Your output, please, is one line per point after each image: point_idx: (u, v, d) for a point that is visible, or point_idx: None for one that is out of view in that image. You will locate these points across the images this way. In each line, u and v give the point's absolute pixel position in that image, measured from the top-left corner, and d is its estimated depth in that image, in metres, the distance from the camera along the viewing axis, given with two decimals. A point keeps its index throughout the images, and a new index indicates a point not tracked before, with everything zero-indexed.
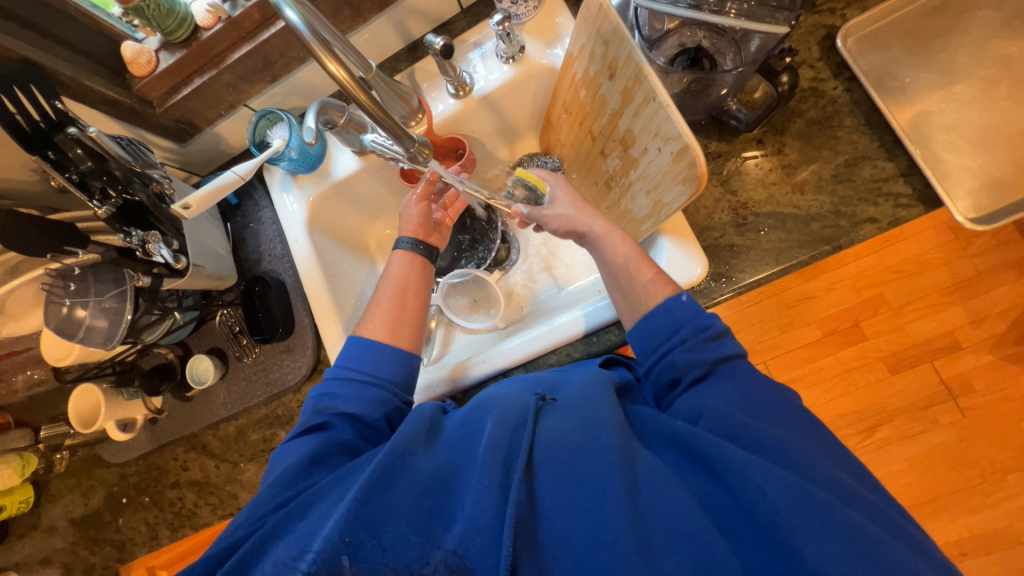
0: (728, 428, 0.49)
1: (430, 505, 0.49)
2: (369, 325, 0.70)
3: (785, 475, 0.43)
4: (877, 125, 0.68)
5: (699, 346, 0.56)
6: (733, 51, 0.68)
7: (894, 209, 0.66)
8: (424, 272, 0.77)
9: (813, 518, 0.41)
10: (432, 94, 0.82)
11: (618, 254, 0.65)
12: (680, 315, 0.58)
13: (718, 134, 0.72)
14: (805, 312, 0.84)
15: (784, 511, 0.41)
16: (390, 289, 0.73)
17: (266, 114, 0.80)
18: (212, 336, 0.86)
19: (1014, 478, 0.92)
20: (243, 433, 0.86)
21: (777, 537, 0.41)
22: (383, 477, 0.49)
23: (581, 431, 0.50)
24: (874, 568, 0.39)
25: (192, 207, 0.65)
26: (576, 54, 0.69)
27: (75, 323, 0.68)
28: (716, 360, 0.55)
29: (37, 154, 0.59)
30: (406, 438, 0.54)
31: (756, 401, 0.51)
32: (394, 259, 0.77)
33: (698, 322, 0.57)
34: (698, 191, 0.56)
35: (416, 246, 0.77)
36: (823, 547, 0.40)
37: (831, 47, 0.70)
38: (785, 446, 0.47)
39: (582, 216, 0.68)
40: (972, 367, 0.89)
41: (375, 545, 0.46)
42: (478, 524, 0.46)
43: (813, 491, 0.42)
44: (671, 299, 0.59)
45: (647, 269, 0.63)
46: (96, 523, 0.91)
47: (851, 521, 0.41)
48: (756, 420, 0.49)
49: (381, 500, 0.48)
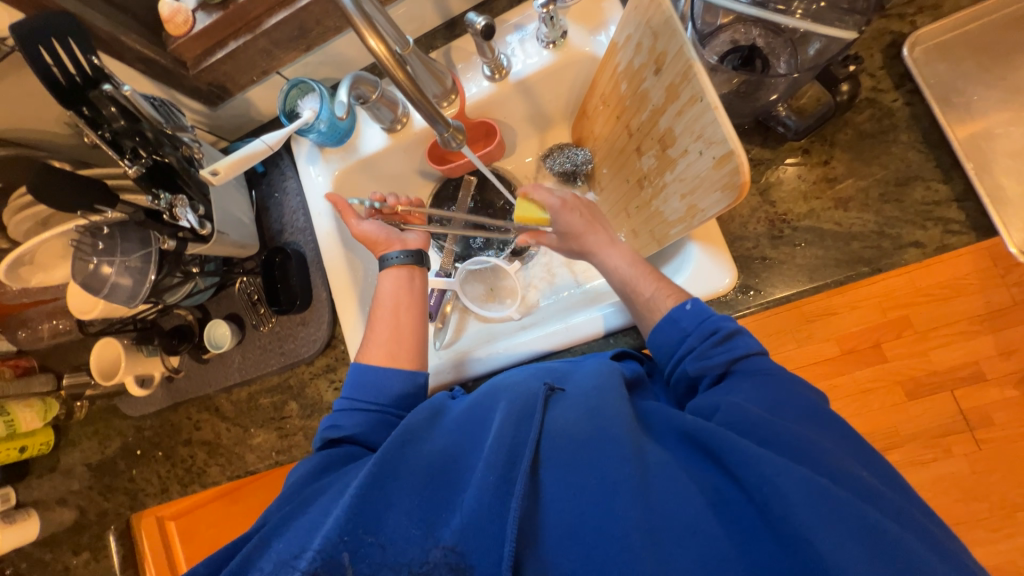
0: (744, 422, 0.47)
1: (432, 498, 0.49)
2: (369, 351, 0.69)
3: (801, 472, 0.41)
4: (935, 143, 0.64)
5: (708, 352, 0.56)
6: (789, 53, 0.64)
7: (943, 234, 0.62)
8: (419, 281, 0.76)
9: (828, 511, 0.39)
10: (467, 75, 0.80)
11: (623, 269, 0.68)
12: (685, 325, 0.58)
13: (761, 140, 0.68)
14: (826, 328, 0.82)
15: (800, 513, 0.39)
16: (383, 312, 0.72)
17: (298, 83, 0.78)
18: (231, 303, 0.87)
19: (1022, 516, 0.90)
20: (255, 399, 0.87)
21: (789, 534, 0.40)
22: (385, 470, 0.50)
23: (589, 424, 0.49)
24: (887, 565, 0.38)
25: (220, 174, 0.65)
26: (621, 44, 0.66)
27: (100, 279, 0.70)
28: (729, 362, 0.54)
29: (71, 110, 0.58)
30: (410, 429, 0.54)
31: (777, 397, 0.50)
32: (384, 277, 0.75)
33: (705, 328, 0.57)
34: (737, 201, 0.53)
35: (404, 259, 0.75)
36: (837, 545, 0.38)
37: (895, 56, 0.66)
38: (798, 437, 0.45)
39: (587, 236, 0.70)
40: (995, 401, 0.86)
41: (375, 543, 0.46)
42: (478, 519, 0.46)
43: (828, 485, 0.41)
44: (676, 309, 0.60)
45: (643, 288, 0.65)
46: (111, 470, 0.94)
47: (866, 517, 0.40)
48: (780, 417, 0.48)
49: (383, 494, 0.49)
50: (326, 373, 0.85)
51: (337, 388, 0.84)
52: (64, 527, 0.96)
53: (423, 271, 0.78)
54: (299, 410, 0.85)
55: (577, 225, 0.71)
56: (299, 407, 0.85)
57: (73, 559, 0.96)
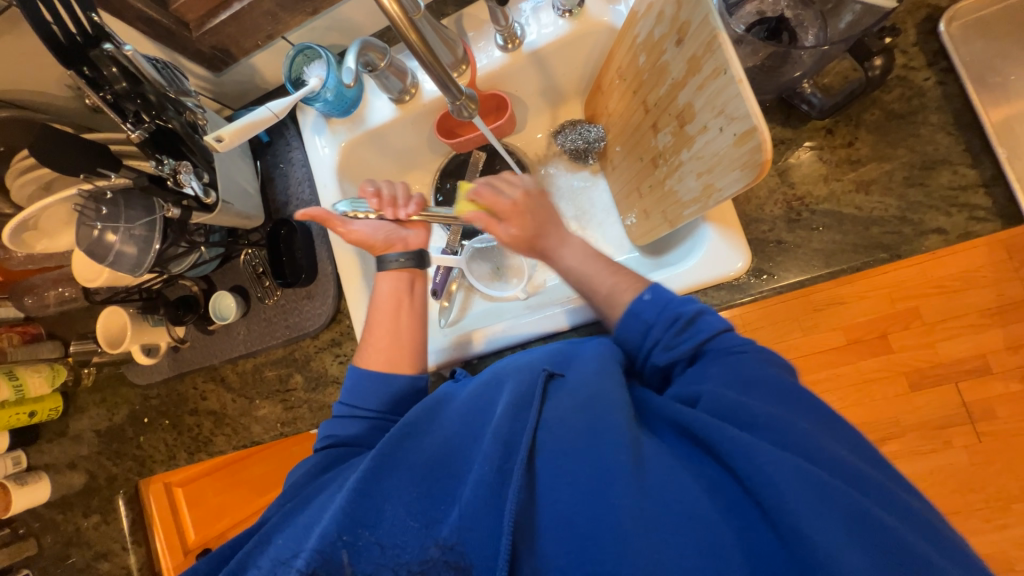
0: (725, 408, 0.47)
1: (431, 491, 0.50)
2: (367, 355, 0.70)
3: (790, 460, 0.41)
4: (965, 126, 0.61)
5: (672, 342, 0.55)
6: (818, 26, 0.62)
7: (967, 221, 0.60)
8: (418, 284, 0.76)
9: (816, 499, 0.39)
10: (478, 44, 0.77)
11: (579, 268, 0.65)
12: (648, 316, 0.57)
13: (783, 118, 0.66)
14: (833, 317, 0.82)
15: (790, 502, 0.39)
16: (383, 317, 0.72)
17: (304, 49, 0.76)
18: (236, 275, 0.87)
19: (1018, 509, 0.90)
20: (260, 371, 0.88)
21: (784, 529, 0.39)
22: (383, 465, 0.51)
23: (585, 414, 0.49)
24: (879, 554, 0.37)
25: (224, 141, 0.63)
26: (641, 13, 0.63)
27: (105, 246, 0.69)
28: (697, 347, 0.54)
29: (72, 69, 0.56)
30: (408, 425, 0.55)
31: (763, 377, 0.49)
32: (383, 279, 0.75)
33: (667, 315, 0.56)
34: (757, 180, 0.51)
35: (404, 261, 0.74)
36: (829, 534, 0.37)
37: (930, 31, 0.63)
38: (782, 423, 0.44)
39: (543, 235, 0.67)
40: (999, 395, 0.85)
41: (371, 540, 0.47)
42: (474, 515, 0.46)
43: (816, 472, 0.40)
44: (635, 302, 0.58)
45: (600, 284, 0.63)
46: (119, 437, 0.96)
47: (853, 504, 0.39)
48: (779, 400, 0.47)
49: (380, 488, 0.50)
50: (331, 347, 0.85)
51: (343, 361, 0.84)
52: (74, 490, 0.99)
53: (424, 275, 0.77)
54: (304, 382, 0.86)
55: (529, 223, 0.66)
56: (304, 379, 0.86)
57: (84, 521, 0.99)
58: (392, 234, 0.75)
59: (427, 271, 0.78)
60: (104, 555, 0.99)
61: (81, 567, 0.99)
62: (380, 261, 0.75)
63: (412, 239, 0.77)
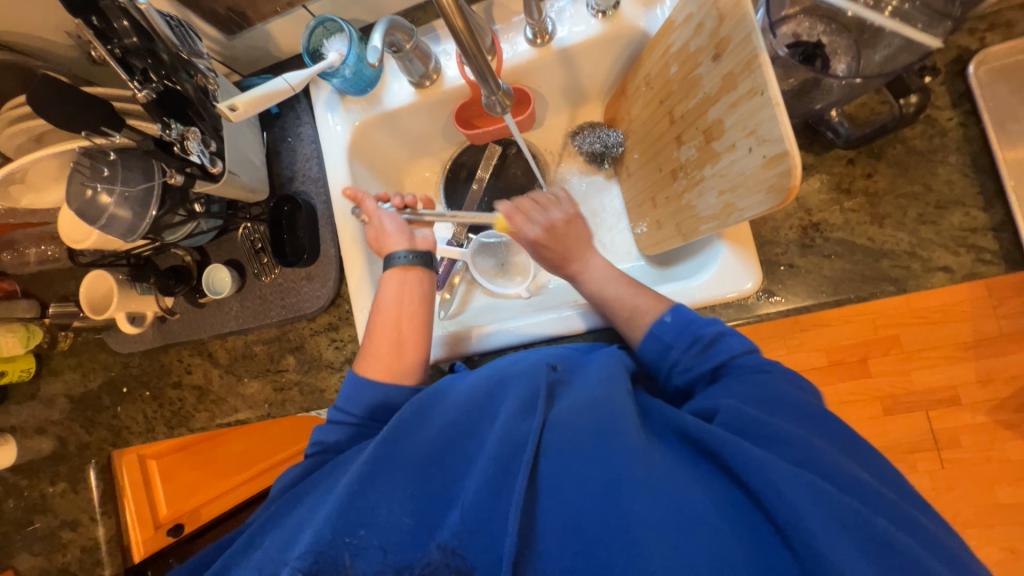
0: (738, 422, 0.48)
1: (428, 489, 0.49)
2: (369, 364, 0.67)
3: (805, 477, 0.41)
4: (982, 169, 0.63)
5: (693, 361, 0.58)
6: (851, 56, 0.63)
7: (973, 262, 0.61)
8: (424, 285, 0.73)
9: (835, 519, 0.39)
10: (507, 35, 0.75)
11: (600, 292, 0.69)
12: (670, 339, 0.60)
13: (808, 143, 0.67)
14: (819, 337, 1.11)
15: (809, 523, 0.39)
16: (385, 324, 0.69)
17: (325, 21, 0.73)
18: (232, 249, 0.83)
19: (969, 533, 1.14)
20: (250, 348, 0.85)
21: (806, 554, 0.38)
22: (380, 462, 0.51)
23: (592, 417, 0.50)
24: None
25: (239, 110, 0.60)
26: (679, 23, 0.62)
27: (98, 208, 0.64)
28: (717, 367, 0.56)
29: (80, 18, 0.52)
30: (404, 420, 0.55)
31: (773, 396, 0.51)
32: (387, 282, 0.72)
33: (687, 337, 0.59)
34: (782, 205, 0.51)
35: (412, 260, 0.72)
36: (851, 560, 0.37)
37: (958, 72, 0.64)
38: (791, 438, 0.45)
39: (568, 260, 0.72)
40: (965, 424, 1.09)
41: (366, 535, 0.46)
42: (477, 515, 0.46)
43: (832, 491, 0.41)
44: (657, 324, 0.61)
45: (624, 306, 0.66)
46: (94, 405, 0.92)
47: (880, 530, 0.39)
48: (772, 416, 0.48)
49: (375, 487, 0.49)
50: (327, 331, 0.83)
51: (339, 347, 0.82)
52: (42, 456, 0.95)
53: (432, 273, 0.75)
54: (296, 364, 0.83)
55: (552, 255, 0.72)
56: (296, 361, 0.83)
57: (50, 488, 0.95)
58: (408, 231, 0.75)
59: (433, 274, 0.75)
60: (70, 524, 0.96)
61: (43, 535, 0.96)
62: (387, 259, 0.73)
63: (420, 240, 0.76)
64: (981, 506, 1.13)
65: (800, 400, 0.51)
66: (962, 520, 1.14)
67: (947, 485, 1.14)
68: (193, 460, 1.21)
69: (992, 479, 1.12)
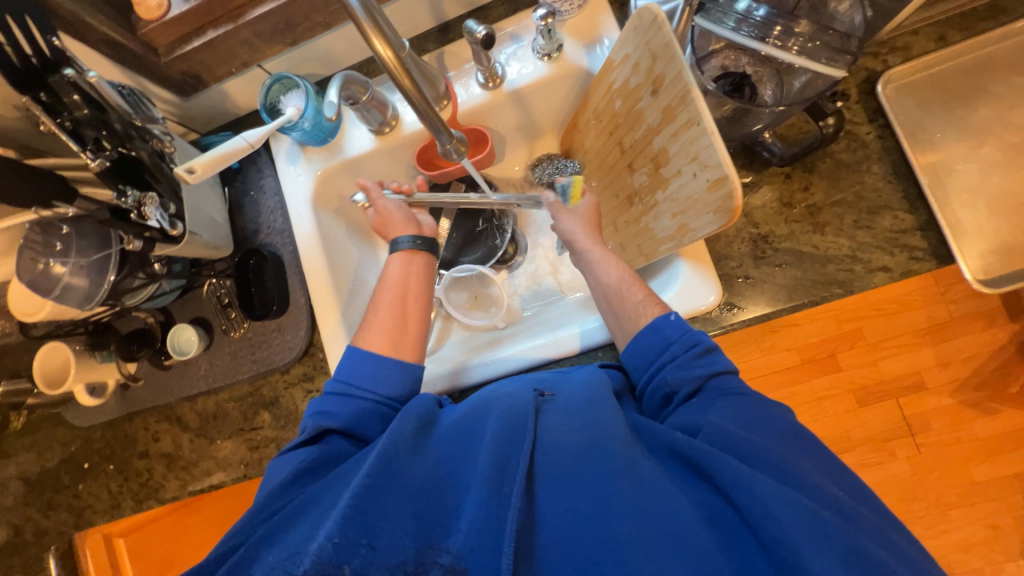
0: (725, 440, 0.48)
1: (429, 506, 0.47)
2: (369, 335, 0.67)
3: (787, 495, 0.42)
4: (903, 175, 0.69)
5: (689, 363, 0.56)
6: (774, 82, 0.70)
7: (908, 260, 0.66)
8: (428, 269, 0.75)
9: (812, 531, 0.40)
10: (460, 81, 0.79)
11: (611, 278, 0.68)
12: (668, 334, 0.59)
13: (748, 163, 0.72)
14: (789, 338, 1.12)
15: (792, 537, 0.40)
16: (391, 298, 0.70)
17: (281, 78, 0.75)
18: (197, 306, 0.81)
19: (952, 514, 1.18)
20: (221, 408, 0.82)
21: (787, 563, 0.40)
22: (380, 476, 0.47)
23: (584, 437, 0.50)
24: None
25: (196, 172, 0.60)
26: (618, 62, 0.66)
27: (51, 279, 0.63)
28: (707, 377, 0.55)
29: (29, 95, 0.53)
30: (400, 438, 0.52)
31: (753, 417, 0.51)
32: (394, 261, 0.74)
33: (687, 339, 0.58)
34: (729, 224, 0.55)
35: (417, 245, 0.74)
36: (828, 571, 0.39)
37: (870, 91, 0.71)
38: (770, 454, 0.47)
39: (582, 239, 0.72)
40: (932, 408, 1.15)
41: (368, 548, 0.43)
42: (480, 531, 0.45)
43: (812, 506, 0.42)
44: (659, 318, 0.60)
45: (634, 292, 0.65)
46: (53, 485, 0.86)
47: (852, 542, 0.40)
48: (752, 433, 0.49)
49: (376, 504, 0.45)
50: (302, 382, 0.81)
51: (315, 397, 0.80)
52: None
53: (432, 258, 0.77)
54: (271, 420, 0.81)
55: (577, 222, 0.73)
56: (272, 417, 0.81)
57: None
58: (412, 218, 0.79)
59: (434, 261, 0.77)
60: None
61: None
62: (392, 243, 0.75)
63: (425, 228, 0.80)
64: (959, 486, 1.17)
65: (771, 413, 0.52)
66: (944, 502, 1.18)
67: (925, 468, 1.18)
68: (169, 538, 1.12)
69: (964, 458, 1.17)
